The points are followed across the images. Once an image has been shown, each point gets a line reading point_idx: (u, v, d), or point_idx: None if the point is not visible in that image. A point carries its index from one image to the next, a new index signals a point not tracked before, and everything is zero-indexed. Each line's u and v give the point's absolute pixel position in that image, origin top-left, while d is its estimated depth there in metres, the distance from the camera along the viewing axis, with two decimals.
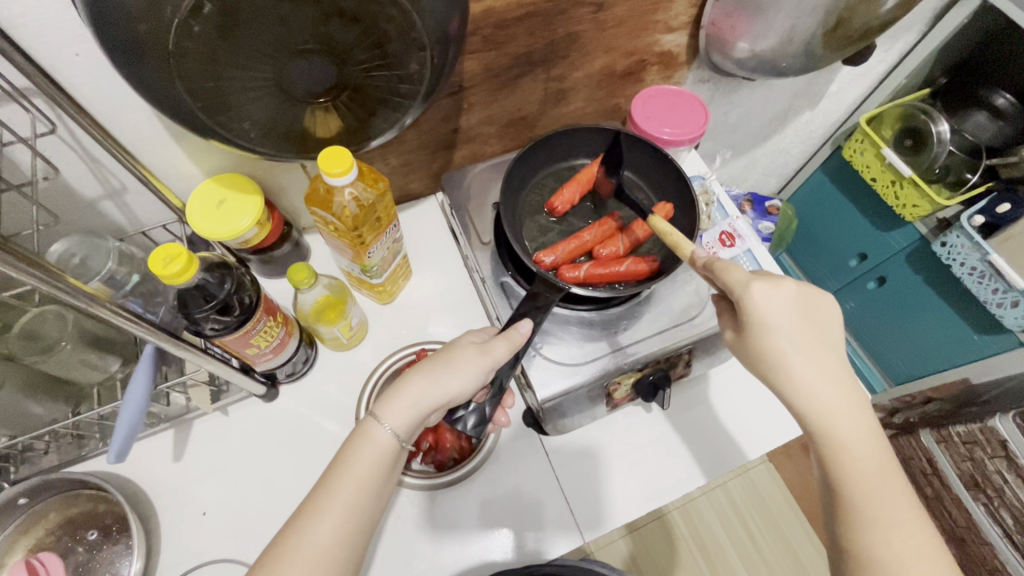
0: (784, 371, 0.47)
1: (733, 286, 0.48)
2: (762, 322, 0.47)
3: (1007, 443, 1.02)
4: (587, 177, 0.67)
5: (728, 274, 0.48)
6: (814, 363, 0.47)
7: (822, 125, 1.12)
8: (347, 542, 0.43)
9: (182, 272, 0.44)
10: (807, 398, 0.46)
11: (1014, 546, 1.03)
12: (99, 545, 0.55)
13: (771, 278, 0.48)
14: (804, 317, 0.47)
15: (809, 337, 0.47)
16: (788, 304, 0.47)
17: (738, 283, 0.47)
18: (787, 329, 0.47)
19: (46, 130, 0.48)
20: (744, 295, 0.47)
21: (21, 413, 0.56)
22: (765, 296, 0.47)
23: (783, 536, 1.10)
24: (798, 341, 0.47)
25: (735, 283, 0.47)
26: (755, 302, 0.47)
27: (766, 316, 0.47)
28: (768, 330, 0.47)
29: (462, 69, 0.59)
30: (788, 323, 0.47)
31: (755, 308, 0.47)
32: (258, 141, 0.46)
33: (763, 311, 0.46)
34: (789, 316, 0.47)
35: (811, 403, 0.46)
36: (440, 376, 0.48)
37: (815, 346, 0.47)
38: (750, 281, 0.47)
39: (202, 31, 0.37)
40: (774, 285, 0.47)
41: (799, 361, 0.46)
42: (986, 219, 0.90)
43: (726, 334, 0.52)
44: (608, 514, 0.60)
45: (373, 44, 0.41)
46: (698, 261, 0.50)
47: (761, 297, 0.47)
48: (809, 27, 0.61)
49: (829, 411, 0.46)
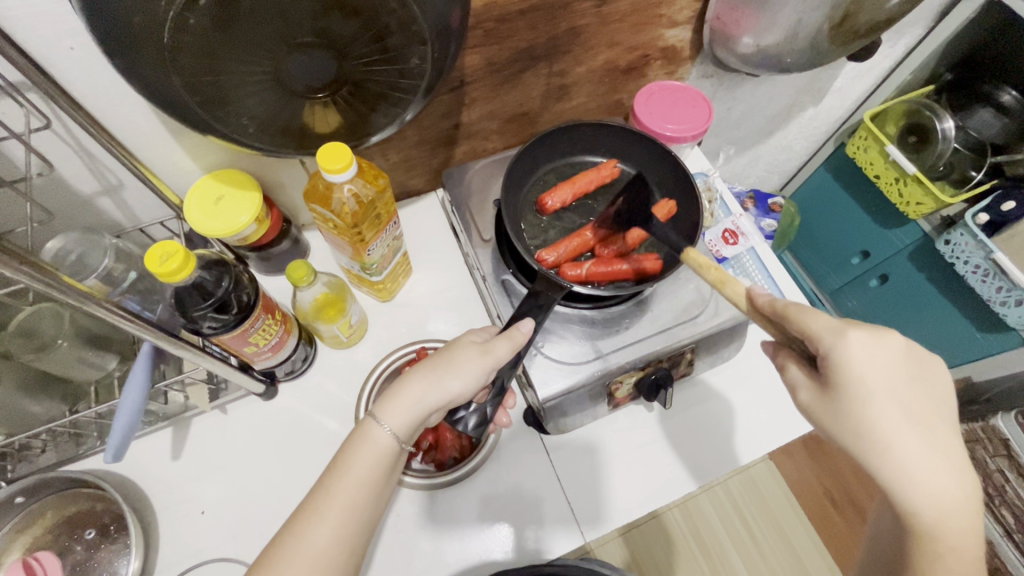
0: (884, 442, 0.39)
1: (821, 334, 0.41)
2: (859, 380, 0.40)
3: (1009, 441, 1.09)
4: (585, 180, 0.65)
5: (810, 321, 0.43)
6: (926, 438, 0.39)
7: (826, 122, 1.11)
8: (346, 545, 0.42)
9: (178, 271, 0.43)
10: (913, 479, 0.38)
11: (1015, 546, 1.07)
12: (97, 544, 0.55)
13: (872, 330, 0.41)
14: (913, 380, 0.40)
15: (918, 404, 0.40)
16: (894, 364, 0.40)
17: (827, 331, 0.41)
18: (892, 393, 0.39)
19: (41, 125, 0.48)
20: (836, 344, 0.41)
21: (18, 411, 0.55)
22: (864, 350, 0.40)
23: (782, 533, 1.10)
24: (904, 408, 0.39)
25: (821, 330, 0.41)
26: (849, 354, 0.40)
27: (863, 373, 0.40)
28: (868, 390, 0.40)
29: (463, 64, 0.59)
30: (892, 385, 0.40)
31: (847, 362, 0.40)
32: (256, 136, 0.45)
33: (859, 367, 0.40)
34: (894, 378, 0.40)
35: (919, 486, 0.38)
36: (440, 377, 0.48)
37: (927, 416, 0.40)
38: (845, 329, 0.41)
39: (198, 24, 0.36)
40: (877, 339, 0.40)
41: (906, 434, 0.39)
42: (991, 218, 0.89)
43: (805, 393, 0.44)
44: (608, 514, 0.60)
45: (373, 38, 0.41)
46: (765, 301, 0.45)
47: (858, 350, 0.40)
48: (815, 22, 0.61)
49: (939, 498, 0.38)
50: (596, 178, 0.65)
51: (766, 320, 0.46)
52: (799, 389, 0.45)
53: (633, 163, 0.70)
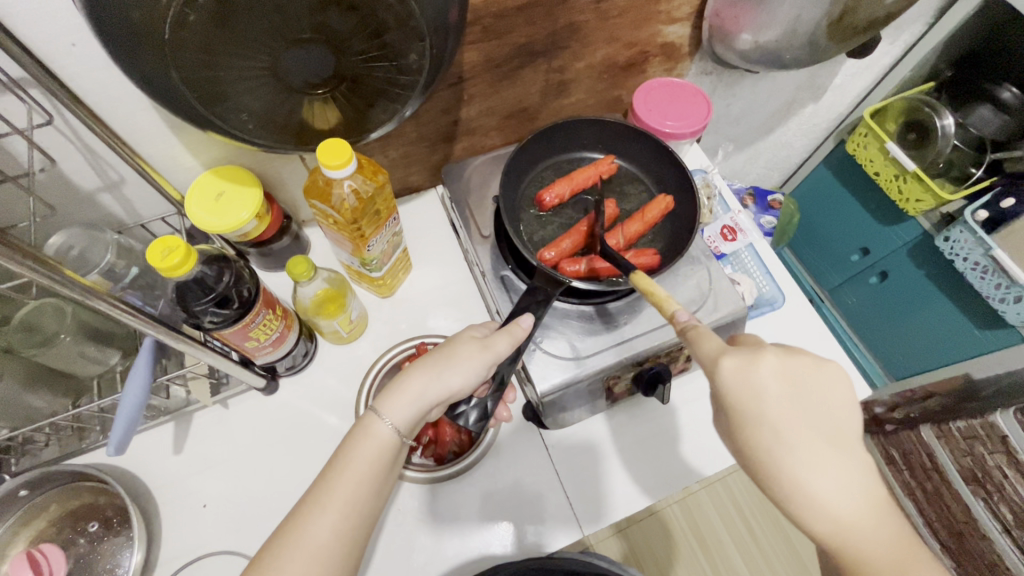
0: (773, 467, 0.40)
1: (704, 361, 0.43)
2: (741, 407, 0.41)
3: (1007, 439, 0.99)
4: (583, 177, 0.66)
5: (700, 346, 0.44)
6: (814, 456, 0.39)
7: (826, 118, 1.11)
8: (347, 538, 0.43)
9: (180, 265, 0.44)
10: (806, 499, 0.39)
11: (1014, 543, 1.03)
12: (100, 537, 0.56)
13: (748, 350, 0.41)
14: (796, 396, 0.40)
15: (803, 422, 0.40)
16: (774, 384, 0.40)
17: (707, 357, 0.43)
18: (774, 416, 0.40)
19: (43, 121, 0.48)
20: (714, 372, 0.42)
21: (21, 405, 0.56)
22: (739, 374, 0.41)
23: (783, 535, 1.03)
24: (790, 429, 0.40)
25: (704, 357, 0.43)
26: (726, 382, 0.41)
27: (744, 399, 0.41)
28: (752, 416, 0.40)
29: (462, 60, 0.59)
30: (775, 407, 0.40)
31: (728, 390, 0.41)
32: (256, 132, 0.45)
33: (739, 393, 0.41)
34: (774, 398, 0.40)
35: (814, 506, 0.39)
36: (441, 371, 0.48)
37: (814, 431, 0.40)
38: (718, 356, 0.42)
39: (197, 20, 0.37)
40: (751, 361, 0.41)
41: (793, 456, 0.39)
42: (990, 214, 0.89)
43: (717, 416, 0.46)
44: (608, 507, 0.61)
45: (371, 33, 0.41)
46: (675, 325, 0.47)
47: (735, 376, 0.41)
48: (814, 18, 0.61)
49: (836, 512, 0.39)
50: (595, 174, 0.66)
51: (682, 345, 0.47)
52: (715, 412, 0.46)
53: (632, 160, 0.71)
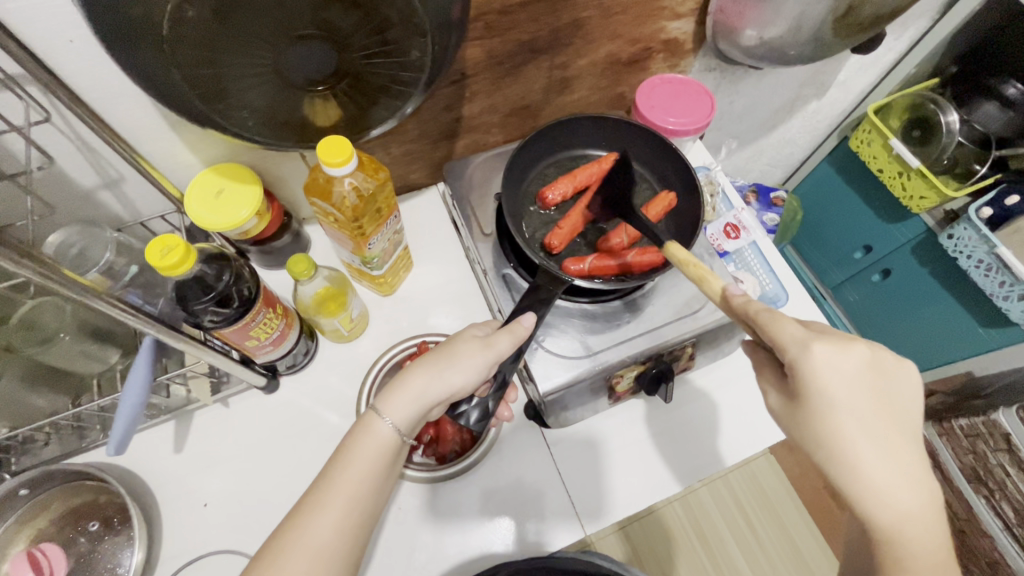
0: (846, 455, 0.40)
1: (787, 345, 0.42)
2: (823, 393, 0.40)
3: (1010, 436, 1.02)
4: (586, 174, 0.64)
5: (779, 330, 0.42)
6: (886, 447, 0.39)
7: (829, 115, 1.10)
8: (348, 537, 0.42)
9: (179, 264, 0.43)
10: (872, 488, 0.39)
11: (1014, 540, 1.04)
12: (101, 536, 0.56)
13: (838, 339, 0.41)
14: (877, 388, 0.41)
15: (881, 414, 0.40)
16: (858, 375, 0.40)
17: (793, 341, 0.41)
18: (854, 405, 0.40)
19: (40, 118, 0.47)
20: (801, 356, 0.41)
21: (21, 404, 0.55)
22: (829, 361, 0.40)
23: (783, 529, 1.03)
24: (867, 420, 0.40)
25: (789, 340, 0.41)
26: (814, 367, 0.40)
27: (827, 386, 0.40)
28: (831, 403, 0.40)
29: (464, 56, 0.58)
30: (856, 397, 0.40)
31: (814, 376, 0.40)
32: (257, 130, 0.45)
33: (824, 379, 0.40)
34: (857, 389, 0.40)
35: (878, 497, 0.39)
36: (443, 370, 0.48)
37: (889, 424, 0.40)
38: (810, 341, 0.41)
39: (198, 15, 0.36)
40: (842, 349, 0.40)
41: (867, 444, 0.39)
42: (994, 212, 0.88)
43: (772, 397, 0.46)
44: (609, 505, 0.61)
45: (373, 29, 0.41)
46: (736, 302, 0.46)
47: (824, 362, 0.40)
48: (819, 14, 0.60)
49: (898, 505, 0.39)
50: (598, 171, 0.64)
51: (740, 322, 0.45)
52: (770, 394, 0.46)
53: (635, 157, 0.70)
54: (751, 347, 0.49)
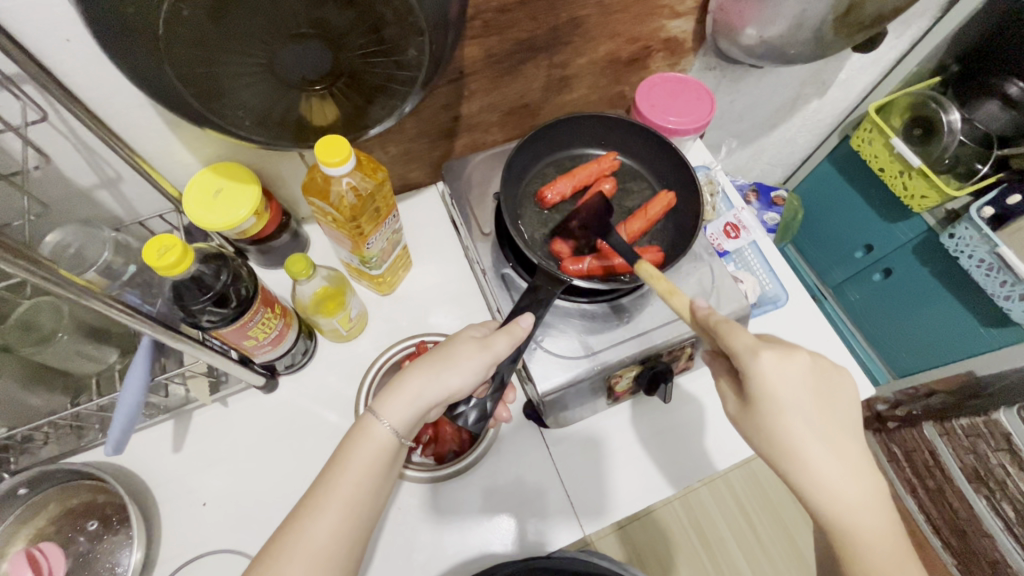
0: (795, 454, 0.41)
1: (738, 352, 0.43)
2: (772, 398, 0.42)
3: (1011, 437, 1.00)
4: (585, 173, 0.65)
5: (732, 338, 0.43)
6: (831, 446, 0.41)
7: (830, 114, 1.10)
8: (347, 538, 0.42)
9: (177, 264, 0.43)
10: (820, 484, 0.41)
11: (1015, 539, 1.03)
12: (99, 536, 0.56)
13: (784, 346, 0.42)
14: (821, 392, 0.42)
15: (825, 416, 0.42)
16: (803, 379, 0.42)
17: (743, 349, 0.42)
18: (801, 408, 0.41)
19: (37, 117, 0.47)
20: (751, 363, 0.42)
21: (19, 404, 0.55)
22: (776, 367, 0.41)
23: (784, 531, 1.00)
24: (813, 421, 0.42)
25: (740, 349, 0.42)
26: (764, 374, 0.41)
27: (775, 390, 0.41)
28: (780, 407, 0.42)
29: (462, 55, 0.58)
30: (802, 401, 0.41)
31: (763, 381, 0.42)
32: (253, 129, 0.45)
33: (773, 385, 0.41)
34: (802, 392, 0.41)
35: (827, 493, 0.41)
36: (440, 372, 0.47)
37: (832, 424, 0.42)
38: (757, 350, 0.42)
39: (192, 15, 0.36)
40: (786, 355, 0.42)
41: (813, 444, 0.41)
42: (995, 211, 0.87)
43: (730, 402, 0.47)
44: (608, 505, 0.61)
45: (369, 29, 0.41)
46: (698, 314, 0.45)
47: (772, 369, 0.41)
48: (820, 12, 0.60)
49: (847, 499, 0.41)
50: (597, 170, 0.65)
51: (700, 332, 0.46)
52: (727, 398, 0.47)
53: (634, 156, 0.70)
54: (710, 354, 0.50)
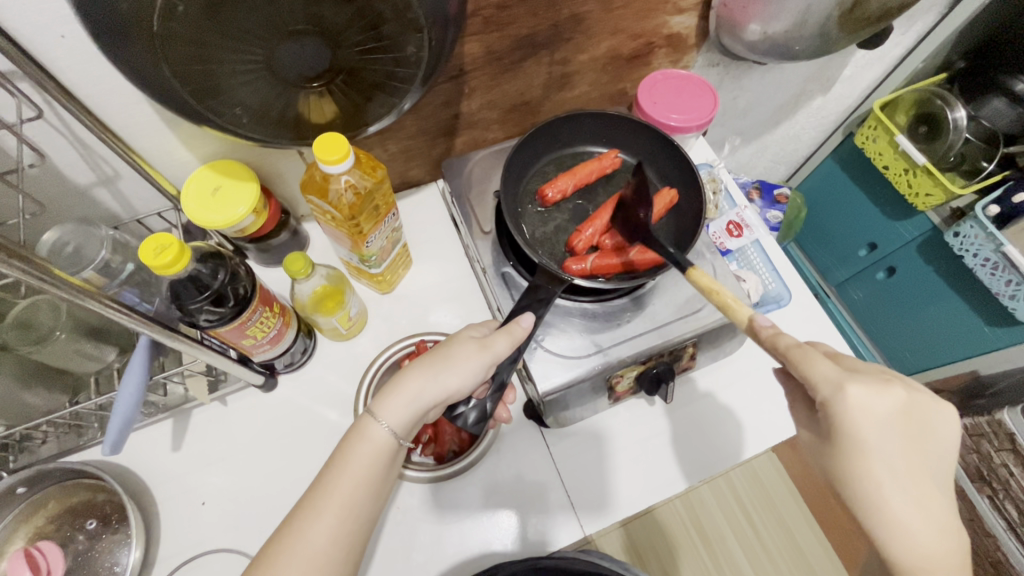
0: (873, 497, 0.39)
1: (819, 384, 0.41)
2: (856, 434, 0.39)
3: (1015, 436, 1.03)
4: (586, 171, 0.64)
5: (811, 368, 0.41)
6: (915, 493, 0.39)
7: (835, 111, 1.09)
8: (345, 542, 0.42)
9: (173, 263, 0.43)
10: (901, 533, 0.39)
11: (1019, 541, 1.03)
12: (99, 534, 0.56)
13: (875, 381, 0.40)
14: (910, 433, 0.40)
15: (913, 458, 0.40)
16: (892, 419, 0.39)
17: (827, 382, 0.40)
18: (887, 448, 0.39)
19: (33, 115, 0.47)
20: (834, 397, 0.40)
21: (18, 403, 0.55)
22: (864, 404, 0.39)
23: (786, 531, 0.93)
24: (898, 464, 0.39)
25: (822, 380, 0.40)
26: (849, 409, 0.39)
27: (860, 428, 0.39)
28: (865, 445, 0.39)
29: (462, 51, 0.57)
30: (889, 441, 0.39)
31: (846, 416, 0.39)
32: (251, 127, 0.45)
33: (858, 423, 0.39)
34: (891, 432, 0.39)
35: (903, 541, 0.38)
36: (439, 372, 0.47)
37: (920, 468, 0.40)
38: (844, 382, 0.40)
39: (187, 10, 0.35)
40: (878, 391, 0.39)
41: (895, 488, 0.39)
42: (1002, 210, 0.86)
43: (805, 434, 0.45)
44: (609, 506, 0.60)
45: (367, 25, 0.40)
46: (762, 334, 0.44)
47: (859, 405, 0.39)
48: (825, 8, 0.59)
49: (925, 552, 0.38)
50: (598, 167, 0.65)
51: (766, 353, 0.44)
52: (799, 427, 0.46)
53: (636, 154, 0.69)
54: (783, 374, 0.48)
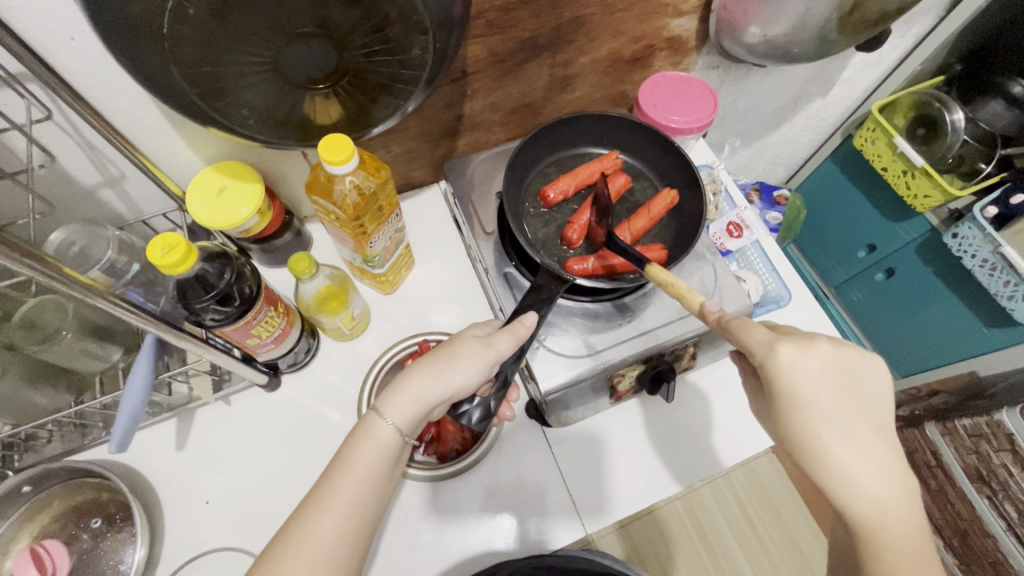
0: (815, 451, 0.40)
1: (755, 348, 0.43)
2: (791, 392, 0.41)
3: (1014, 437, 0.99)
4: (587, 172, 0.65)
5: (748, 335, 0.44)
6: (857, 440, 0.40)
7: (833, 113, 1.10)
8: (350, 538, 0.42)
9: (180, 263, 0.43)
10: (846, 484, 0.40)
11: (1017, 540, 1.02)
12: (103, 533, 0.56)
13: (802, 338, 0.42)
14: (845, 385, 0.41)
15: (850, 410, 0.41)
16: (824, 372, 0.41)
17: (760, 344, 0.42)
18: (822, 400, 0.40)
19: (41, 116, 0.47)
20: (768, 358, 0.42)
21: (23, 402, 0.55)
22: (794, 362, 0.41)
23: (782, 526, 0.93)
24: (835, 416, 0.40)
25: (756, 344, 0.43)
26: (781, 369, 0.41)
27: (795, 385, 0.41)
28: (801, 402, 0.41)
29: (465, 54, 0.58)
30: (824, 395, 0.40)
31: (782, 375, 0.41)
32: (258, 128, 0.45)
33: (794, 380, 0.41)
34: (824, 385, 0.41)
35: (851, 489, 0.39)
36: (442, 371, 0.47)
37: (858, 419, 0.41)
38: (774, 343, 0.42)
39: (197, 13, 0.36)
40: (806, 348, 0.41)
41: (837, 439, 0.40)
42: (998, 211, 0.87)
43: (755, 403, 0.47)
44: (609, 504, 0.61)
45: (373, 27, 0.41)
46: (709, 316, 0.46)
47: (790, 363, 0.41)
48: (824, 11, 0.60)
49: (873, 495, 0.39)
50: (599, 169, 0.65)
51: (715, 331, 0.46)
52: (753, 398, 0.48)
53: (637, 155, 0.70)
54: (738, 355, 0.50)
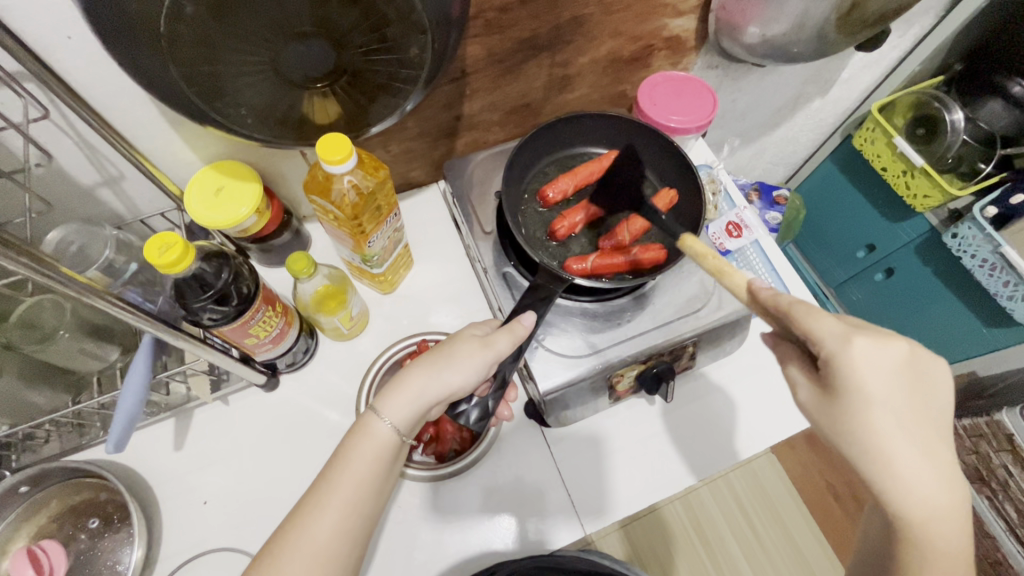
0: (877, 452, 0.38)
1: (824, 338, 0.39)
2: (859, 387, 0.38)
3: (1015, 438, 1.03)
4: (587, 171, 0.64)
5: (814, 323, 0.40)
6: (921, 445, 0.38)
7: (833, 113, 1.10)
8: (348, 537, 0.42)
9: (178, 262, 0.43)
10: (906, 488, 0.37)
11: (1018, 541, 1.03)
12: (101, 534, 0.56)
13: (877, 334, 0.39)
14: (913, 386, 0.39)
15: (917, 413, 0.38)
16: (896, 371, 0.38)
17: (832, 336, 0.39)
18: (891, 400, 0.38)
19: (39, 115, 0.47)
20: (839, 350, 0.38)
21: (21, 401, 0.55)
22: (868, 357, 0.38)
23: (782, 529, 0.93)
24: (901, 417, 0.38)
25: (826, 334, 0.39)
26: (855, 363, 0.38)
27: (864, 381, 0.38)
28: (868, 399, 0.38)
29: (464, 54, 0.58)
30: (892, 394, 0.38)
31: (851, 369, 0.38)
32: (256, 128, 0.45)
33: (863, 376, 0.38)
34: (893, 384, 0.38)
35: (910, 495, 0.37)
36: (440, 370, 0.47)
37: (925, 423, 0.38)
38: (849, 336, 0.38)
39: (194, 12, 0.36)
40: (881, 344, 0.38)
41: (902, 441, 0.37)
42: (999, 211, 0.87)
43: (799, 392, 0.43)
44: (609, 505, 0.60)
45: (371, 27, 0.41)
46: (765, 296, 0.43)
47: (864, 358, 0.38)
48: (823, 11, 0.60)
49: (931, 504, 0.37)
50: (599, 168, 0.64)
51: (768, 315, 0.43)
52: (797, 387, 0.43)
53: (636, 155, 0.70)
54: (773, 338, 0.46)
